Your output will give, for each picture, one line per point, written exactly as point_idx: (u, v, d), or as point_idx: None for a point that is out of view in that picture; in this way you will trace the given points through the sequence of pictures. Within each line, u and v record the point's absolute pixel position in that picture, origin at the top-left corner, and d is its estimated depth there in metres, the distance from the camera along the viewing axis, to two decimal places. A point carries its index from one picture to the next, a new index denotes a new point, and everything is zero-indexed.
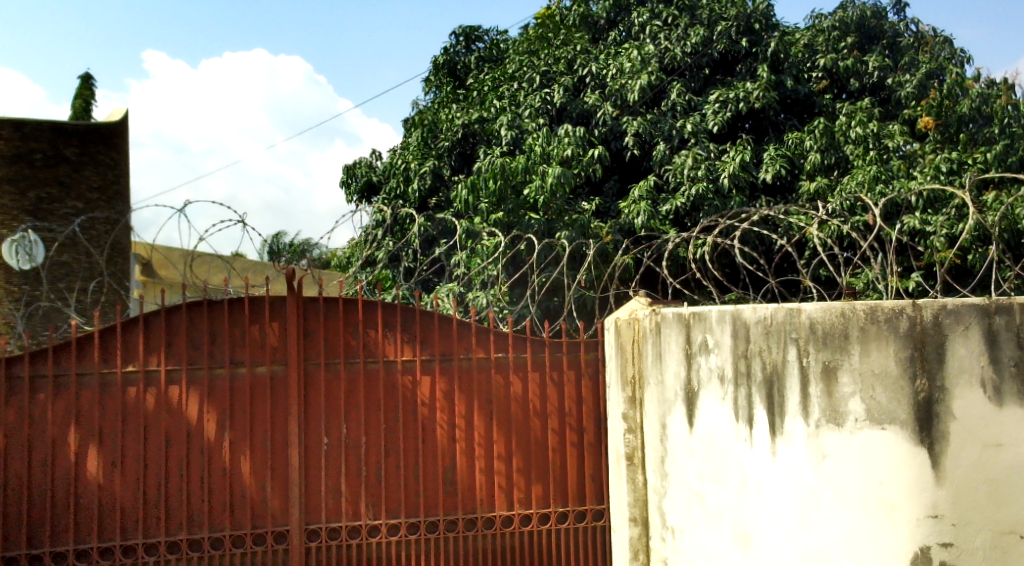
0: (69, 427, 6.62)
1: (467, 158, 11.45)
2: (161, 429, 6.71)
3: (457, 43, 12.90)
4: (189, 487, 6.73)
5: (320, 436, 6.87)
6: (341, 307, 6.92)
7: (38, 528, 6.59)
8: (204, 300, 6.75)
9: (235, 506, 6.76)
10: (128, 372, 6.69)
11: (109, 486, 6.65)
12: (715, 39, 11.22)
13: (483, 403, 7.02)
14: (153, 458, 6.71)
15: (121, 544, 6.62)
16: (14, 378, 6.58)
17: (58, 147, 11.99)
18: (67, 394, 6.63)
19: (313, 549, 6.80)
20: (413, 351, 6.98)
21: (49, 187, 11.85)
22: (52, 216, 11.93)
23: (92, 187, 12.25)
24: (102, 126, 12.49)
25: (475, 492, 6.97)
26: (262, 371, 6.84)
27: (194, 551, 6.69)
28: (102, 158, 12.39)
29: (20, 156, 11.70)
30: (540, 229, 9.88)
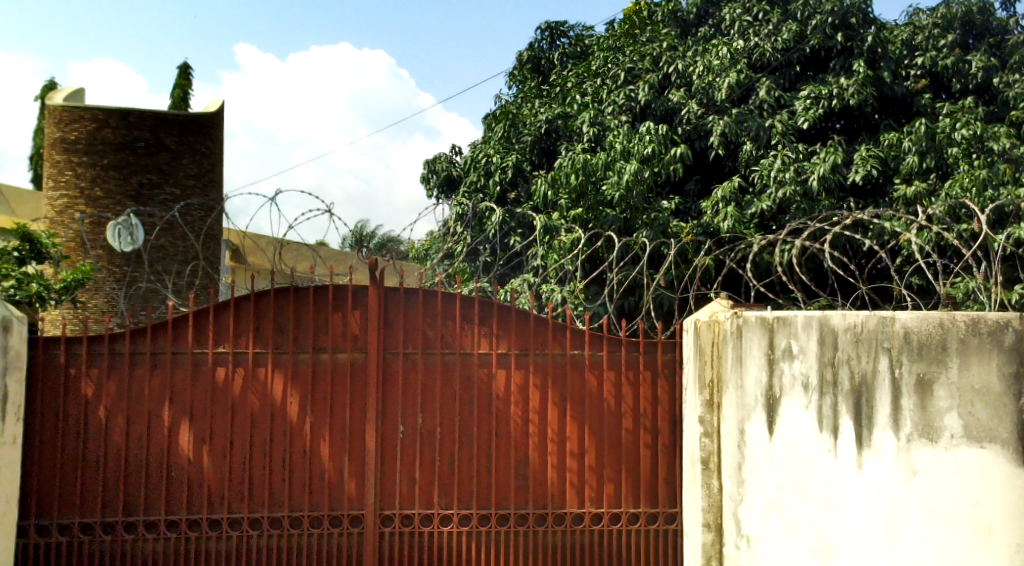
0: (163, 400, 6.76)
1: (548, 154, 11.51)
2: (247, 408, 6.80)
3: (542, 38, 12.87)
4: (272, 466, 6.80)
5: (396, 426, 6.89)
6: (421, 298, 6.93)
7: (133, 497, 6.72)
8: (291, 287, 6.82)
9: (314, 487, 6.82)
10: (219, 353, 6.80)
11: (198, 461, 6.76)
12: (809, 34, 10.96)
13: (559, 399, 6.96)
14: (239, 437, 6.79)
15: (207, 518, 6.71)
16: (116, 353, 6.75)
17: (159, 136, 14.16)
18: (162, 371, 6.77)
19: (386, 535, 6.81)
20: (490, 344, 6.95)
21: (149, 174, 14.02)
22: (151, 198, 13.62)
23: (189, 174, 14.45)
24: (198, 118, 14.64)
25: (548, 487, 6.92)
26: (344, 359, 6.88)
27: (275, 529, 6.77)
28: (198, 147, 14.58)
29: (125, 143, 13.94)
30: (619, 226, 9.87)
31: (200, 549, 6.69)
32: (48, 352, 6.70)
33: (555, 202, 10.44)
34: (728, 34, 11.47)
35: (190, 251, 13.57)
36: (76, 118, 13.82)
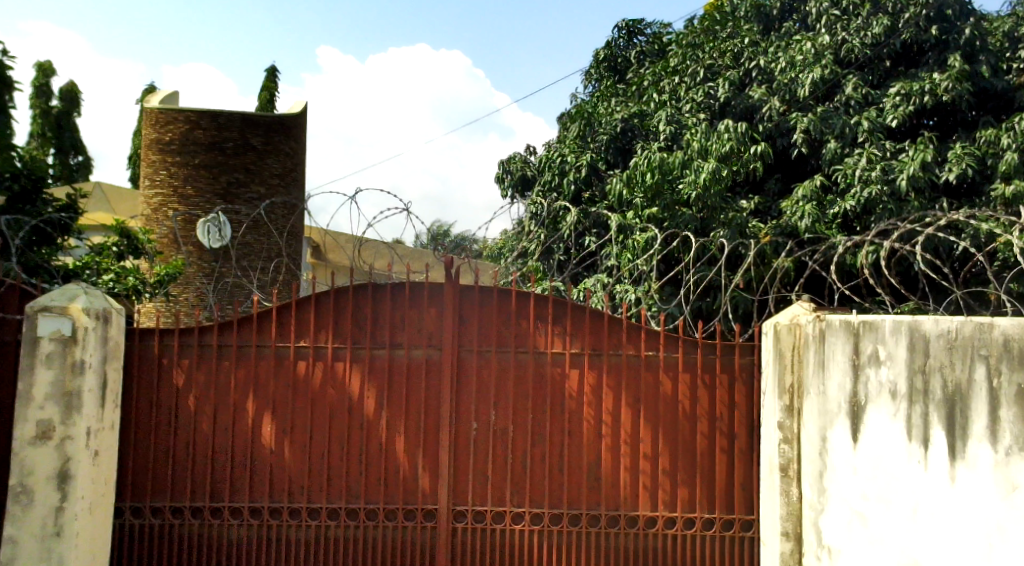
0: (248, 391, 6.84)
1: (625, 153, 11.30)
2: (326, 401, 6.84)
3: (618, 36, 12.74)
4: (348, 460, 6.82)
5: (470, 423, 6.84)
6: (496, 296, 6.86)
7: (221, 482, 6.81)
8: (369, 283, 6.83)
9: (389, 481, 6.81)
10: (301, 347, 6.86)
11: (280, 452, 6.82)
12: (902, 28, 10.64)
13: (633, 401, 6.84)
14: (318, 429, 6.84)
15: (288, 506, 6.77)
16: (204, 346, 6.86)
17: (246, 138, 16.39)
18: (247, 364, 6.85)
19: (459, 531, 6.78)
20: (563, 343, 6.87)
21: (237, 173, 16.30)
22: (240, 199, 16.35)
23: (274, 174, 16.66)
24: (283, 120, 16.87)
25: (620, 489, 6.81)
26: (418, 356, 6.86)
27: (351, 519, 6.79)
28: (281, 147, 16.82)
29: (215, 145, 16.23)
30: (695, 226, 9.75)
31: (282, 536, 6.76)
32: (144, 343, 6.84)
33: (631, 201, 10.30)
34: (816, 29, 11.17)
35: (274, 246, 15.80)
36: (172, 121, 16.10)
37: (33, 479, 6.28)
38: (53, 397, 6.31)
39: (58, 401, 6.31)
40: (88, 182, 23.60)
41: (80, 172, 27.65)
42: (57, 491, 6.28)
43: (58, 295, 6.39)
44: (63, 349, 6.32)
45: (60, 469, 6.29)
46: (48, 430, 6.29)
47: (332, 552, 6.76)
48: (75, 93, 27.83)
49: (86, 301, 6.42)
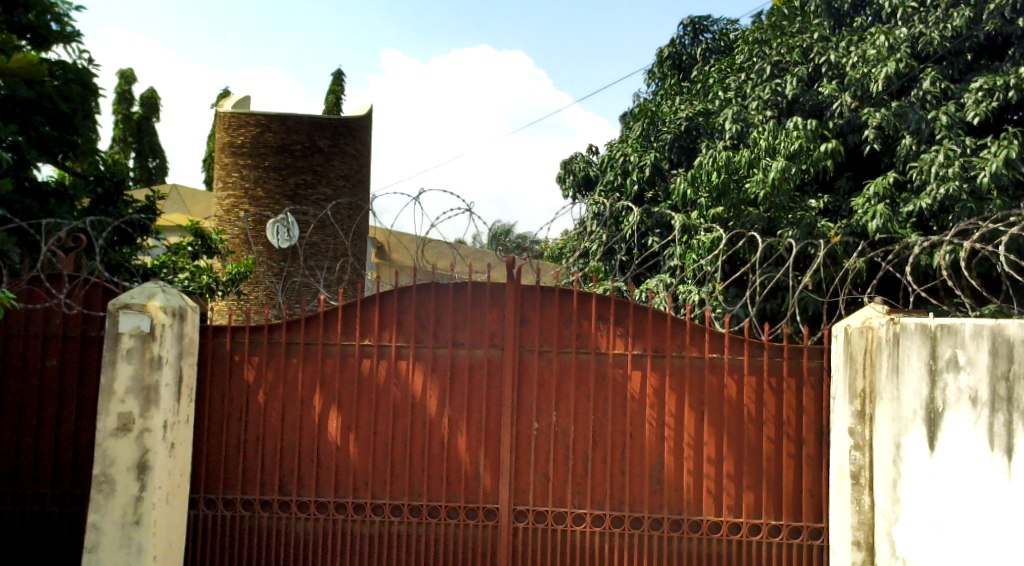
0: (315, 388, 6.84)
1: (689, 151, 11.31)
2: (389, 399, 6.81)
3: (685, 33, 12.59)
4: (411, 458, 6.79)
5: (531, 423, 6.76)
6: (557, 296, 6.78)
7: (289, 475, 6.82)
8: (432, 283, 6.78)
9: (452, 479, 6.77)
10: (365, 346, 6.84)
11: (346, 448, 6.81)
12: (986, 19, 10.30)
13: (697, 404, 6.70)
14: (382, 426, 6.81)
15: (352, 501, 6.76)
16: (274, 342, 6.88)
17: (313, 139, 17.70)
18: (315, 361, 6.86)
19: (520, 530, 6.70)
20: (625, 345, 6.75)
21: (303, 175, 17.62)
22: (307, 199, 17.57)
23: (339, 175, 18.05)
24: (347, 122, 18.26)
25: (683, 493, 6.67)
26: (480, 355, 6.80)
27: (414, 516, 6.75)
28: (346, 149, 18.16)
29: (284, 147, 17.56)
30: (762, 225, 9.64)
31: (347, 531, 6.74)
32: (217, 339, 6.88)
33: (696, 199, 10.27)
34: (892, 22, 10.88)
35: (341, 246, 16.14)
36: (244, 126, 17.49)
37: (114, 468, 6.36)
38: (133, 390, 6.38)
39: (137, 394, 6.38)
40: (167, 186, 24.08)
41: (157, 176, 28.20)
42: (137, 480, 6.36)
43: (137, 293, 6.45)
44: (141, 344, 6.39)
45: (138, 460, 6.36)
46: (128, 422, 6.37)
47: (396, 547, 6.73)
48: (154, 100, 28.41)
49: (163, 299, 6.46)
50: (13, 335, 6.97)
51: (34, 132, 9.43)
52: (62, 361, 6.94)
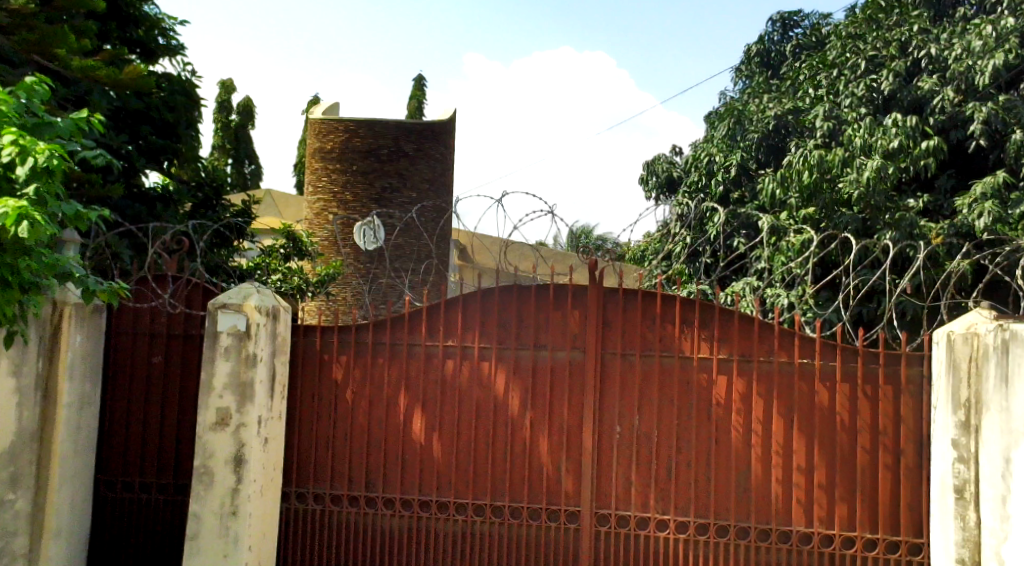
0: (400, 388, 6.76)
1: (777, 150, 11.16)
2: (473, 399, 6.69)
3: (773, 29, 12.39)
4: (494, 457, 6.67)
5: (613, 426, 6.58)
6: (640, 299, 6.60)
7: (375, 471, 6.76)
8: (514, 285, 6.64)
9: (534, 480, 6.63)
10: (448, 346, 6.73)
11: (430, 448, 6.72)
12: None
13: (785, 410, 6.45)
14: (466, 425, 6.70)
15: (436, 499, 6.67)
16: (361, 342, 6.81)
17: (400, 145, 18.31)
18: (399, 361, 6.77)
19: (602, 534, 6.53)
20: (710, 349, 6.53)
21: (390, 179, 18.19)
22: (394, 202, 18.14)
23: (424, 178, 18.43)
24: (433, 126, 18.69)
25: (772, 501, 6.43)
26: (562, 357, 6.64)
27: (496, 517, 6.63)
28: (432, 153, 18.60)
29: (372, 151, 18.23)
30: (855, 226, 9.43)
31: (432, 529, 6.65)
32: (307, 338, 6.85)
33: (784, 200, 10.06)
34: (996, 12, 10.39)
35: (425, 248, 16.31)
36: (333, 131, 18.26)
37: (213, 461, 6.35)
38: (230, 386, 6.36)
39: (234, 391, 6.36)
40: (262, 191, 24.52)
41: (252, 180, 28.74)
42: (233, 473, 6.33)
43: (234, 292, 6.42)
44: (238, 343, 6.37)
45: (235, 454, 6.33)
46: (226, 416, 6.35)
47: (480, 546, 6.62)
48: (250, 108, 28.92)
49: (259, 299, 6.42)
50: (121, 333, 7.01)
51: (143, 141, 10.88)
52: (166, 358, 6.98)
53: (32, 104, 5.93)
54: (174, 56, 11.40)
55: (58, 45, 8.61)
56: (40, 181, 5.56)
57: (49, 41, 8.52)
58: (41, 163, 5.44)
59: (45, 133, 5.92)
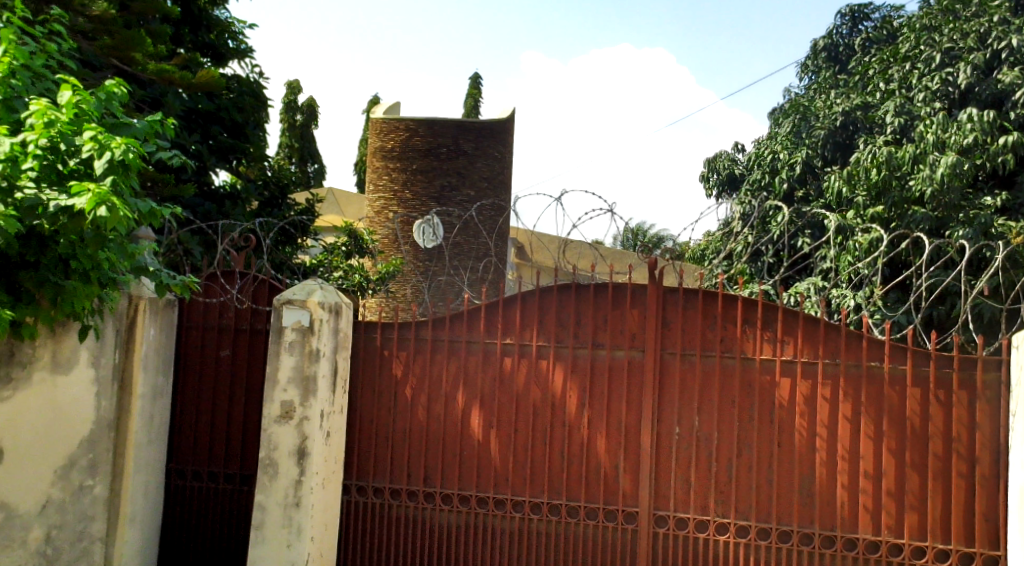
0: (458, 384, 6.66)
1: (844, 148, 10.87)
2: (531, 397, 6.57)
3: (843, 23, 12.18)
4: (551, 456, 6.53)
5: (672, 426, 6.41)
6: (701, 298, 6.41)
7: (433, 467, 6.67)
8: (572, 284, 6.51)
9: (591, 479, 6.48)
10: (506, 344, 6.61)
11: (487, 445, 6.60)
12: None
13: (852, 414, 6.23)
14: (524, 423, 6.58)
15: (493, 496, 6.55)
16: (420, 339, 6.72)
17: (459, 143, 18.26)
18: (458, 358, 6.67)
19: (660, 536, 6.37)
20: (774, 350, 6.33)
21: (449, 178, 18.15)
22: (453, 201, 18.09)
23: (482, 177, 18.34)
24: (493, 125, 18.60)
25: (837, 507, 6.20)
26: (621, 357, 6.49)
27: (553, 515, 6.50)
28: (491, 151, 18.52)
29: (431, 150, 18.20)
30: (928, 225, 9.12)
31: (489, 526, 6.54)
32: (368, 335, 6.77)
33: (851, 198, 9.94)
34: None
35: (484, 246, 16.23)
36: (393, 130, 18.26)
37: (278, 453, 6.30)
38: (294, 380, 6.31)
39: (298, 384, 6.31)
40: (323, 189, 24.61)
41: (314, 178, 28.87)
42: (297, 465, 6.28)
43: (297, 288, 6.37)
44: (302, 338, 6.32)
45: (298, 447, 6.28)
46: (290, 409, 6.30)
47: (538, 544, 6.50)
48: (313, 107, 29.08)
49: (322, 296, 6.36)
50: (191, 327, 7.02)
51: (214, 141, 10.89)
52: (234, 352, 6.95)
53: (111, 105, 5.80)
54: (244, 59, 11.63)
55: (137, 50, 9.28)
56: (116, 175, 5.40)
57: (126, 46, 9.20)
58: (117, 157, 5.34)
59: (124, 132, 5.85)
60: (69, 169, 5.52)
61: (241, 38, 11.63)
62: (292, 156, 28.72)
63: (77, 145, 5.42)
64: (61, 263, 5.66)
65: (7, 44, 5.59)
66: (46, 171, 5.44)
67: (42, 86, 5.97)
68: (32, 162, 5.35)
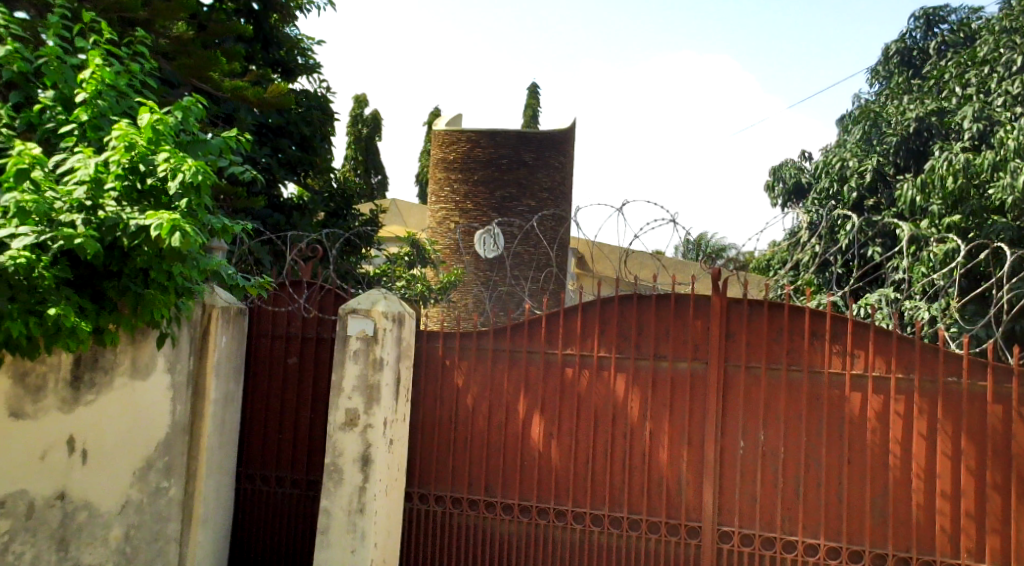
0: (519, 392, 6.49)
1: (917, 155, 10.62)
2: (592, 406, 6.38)
3: (916, 26, 11.86)
4: (612, 468, 6.33)
5: (737, 440, 6.17)
6: (767, 310, 6.18)
7: (493, 477, 6.51)
8: (634, 294, 6.32)
9: (653, 492, 6.27)
10: (567, 354, 6.43)
11: (547, 455, 6.43)
12: None
13: (928, 431, 5.92)
14: (584, 434, 6.39)
15: (554, 507, 6.37)
16: (481, 348, 6.57)
17: (520, 154, 18.15)
18: (517, 368, 6.51)
19: (724, 552, 6.13)
20: (844, 363, 6.06)
21: (509, 188, 18.04)
22: (513, 212, 17.97)
23: (543, 188, 18.18)
24: (553, 135, 18.45)
25: (913, 527, 5.91)
26: (684, 368, 6.27)
27: (614, 528, 6.29)
28: (552, 162, 18.36)
29: (492, 161, 18.11)
30: (1009, 234, 8.91)
31: (550, 537, 6.37)
32: (430, 344, 6.65)
33: (926, 207, 9.66)
34: None
35: (544, 256, 16.11)
36: (455, 142, 18.23)
37: (342, 460, 6.19)
38: (359, 388, 6.20)
39: (362, 392, 6.20)
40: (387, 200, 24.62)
41: (378, 190, 28.92)
42: (360, 471, 6.16)
43: (362, 297, 6.27)
44: (366, 347, 6.22)
45: (362, 454, 6.16)
46: (354, 417, 6.19)
47: (600, 558, 6.29)
48: (376, 120, 29.23)
49: (386, 305, 6.24)
50: (261, 335, 6.95)
51: (283, 154, 10.86)
52: (301, 360, 6.87)
53: (186, 122, 5.71)
54: (312, 74, 11.67)
55: (213, 70, 9.20)
56: (190, 197, 5.40)
57: (203, 65, 9.14)
58: (188, 179, 5.25)
59: (197, 150, 5.77)
60: (147, 187, 5.48)
61: (310, 54, 11.68)
62: (355, 168, 28.83)
63: (155, 165, 5.40)
64: (142, 272, 5.57)
65: (92, 66, 5.52)
66: (126, 190, 5.41)
67: (125, 105, 5.78)
68: (114, 183, 5.33)
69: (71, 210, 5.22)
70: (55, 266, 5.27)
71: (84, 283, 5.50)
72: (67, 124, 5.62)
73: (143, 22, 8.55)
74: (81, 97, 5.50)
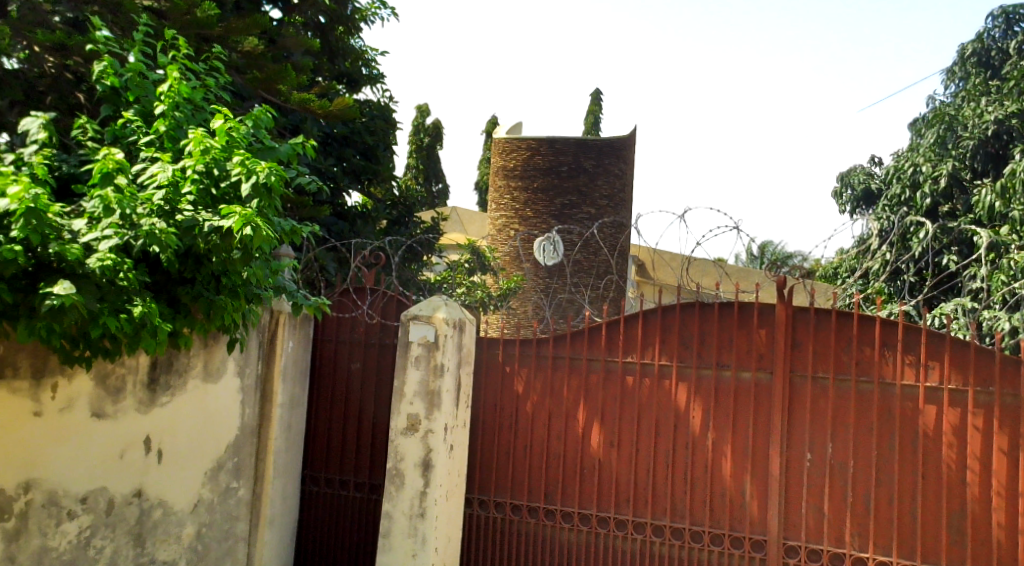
0: (579, 399, 6.28)
1: (995, 158, 10.29)
2: (653, 415, 6.13)
3: (994, 25, 11.47)
4: (674, 478, 6.08)
5: (804, 452, 5.89)
6: (835, 319, 5.88)
7: (553, 484, 6.30)
8: (696, 302, 6.07)
9: (715, 503, 6.01)
10: (628, 362, 6.20)
11: (608, 464, 6.20)
12: None
13: (1009, 447, 5.57)
14: (644, 443, 6.15)
15: (613, 517, 6.14)
16: (540, 356, 6.37)
17: (580, 161, 17.93)
18: (576, 375, 6.29)
19: None
20: (916, 375, 5.74)
21: (570, 196, 17.82)
22: (574, 219, 17.74)
23: (603, 195, 17.91)
24: (614, 142, 18.18)
25: (992, 547, 5.56)
26: (747, 378, 6.00)
27: (676, 540, 6.04)
28: (612, 169, 18.09)
29: (553, 169, 17.91)
30: None
31: (611, 546, 6.13)
32: (490, 351, 6.46)
33: (1006, 213, 9.36)
34: None
35: (605, 263, 15.86)
36: (516, 150, 18.07)
37: (404, 464, 6.03)
38: (420, 394, 6.03)
39: (423, 398, 6.02)
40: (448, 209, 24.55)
41: (439, 197, 28.88)
42: (422, 476, 5.99)
43: (423, 304, 6.09)
44: (428, 353, 6.03)
45: (424, 460, 5.99)
46: (415, 422, 6.02)
47: None
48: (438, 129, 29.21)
49: (447, 312, 6.05)
50: (325, 340, 6.82)
51: (347, 163, 10.77)
52: (364, 365, 6.72)
53: (257, 130, 5.63)
54: (377, 85, 11.58)
55: (282, 82, 9.08)
56: (260, 199, 5.23)
57: (275, 77, 9.02)
58: (262, 179, 5.14)
59: (268, 157, 5.69)
60: (221, 192, 5.32)
61: (374, 65, 11.60)
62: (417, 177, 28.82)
63: (228, 170, 5.26)
64: (214, 278, 5.43)
65: (171, 79, 5.44)
66: (201, 195, 5.26)
67: (200, 117, 5.70)
68: (190, 187, 5.21)
69: (150, 213, 5.07)
70: (136, 269, 5.08)
71: (161, 289, 5.35)
72: (147, 136, 5.50)
73: (219, 39, 8.52)
74: (160, 110, 5.41)
